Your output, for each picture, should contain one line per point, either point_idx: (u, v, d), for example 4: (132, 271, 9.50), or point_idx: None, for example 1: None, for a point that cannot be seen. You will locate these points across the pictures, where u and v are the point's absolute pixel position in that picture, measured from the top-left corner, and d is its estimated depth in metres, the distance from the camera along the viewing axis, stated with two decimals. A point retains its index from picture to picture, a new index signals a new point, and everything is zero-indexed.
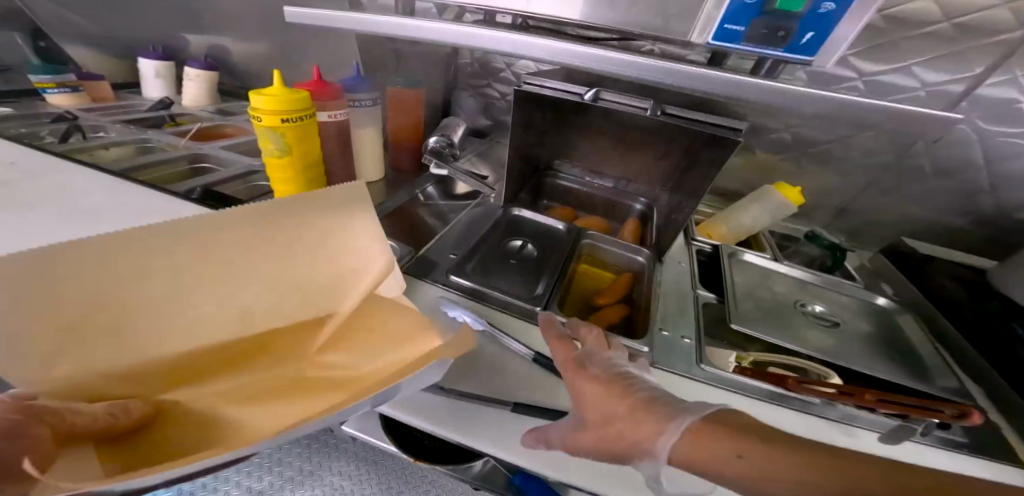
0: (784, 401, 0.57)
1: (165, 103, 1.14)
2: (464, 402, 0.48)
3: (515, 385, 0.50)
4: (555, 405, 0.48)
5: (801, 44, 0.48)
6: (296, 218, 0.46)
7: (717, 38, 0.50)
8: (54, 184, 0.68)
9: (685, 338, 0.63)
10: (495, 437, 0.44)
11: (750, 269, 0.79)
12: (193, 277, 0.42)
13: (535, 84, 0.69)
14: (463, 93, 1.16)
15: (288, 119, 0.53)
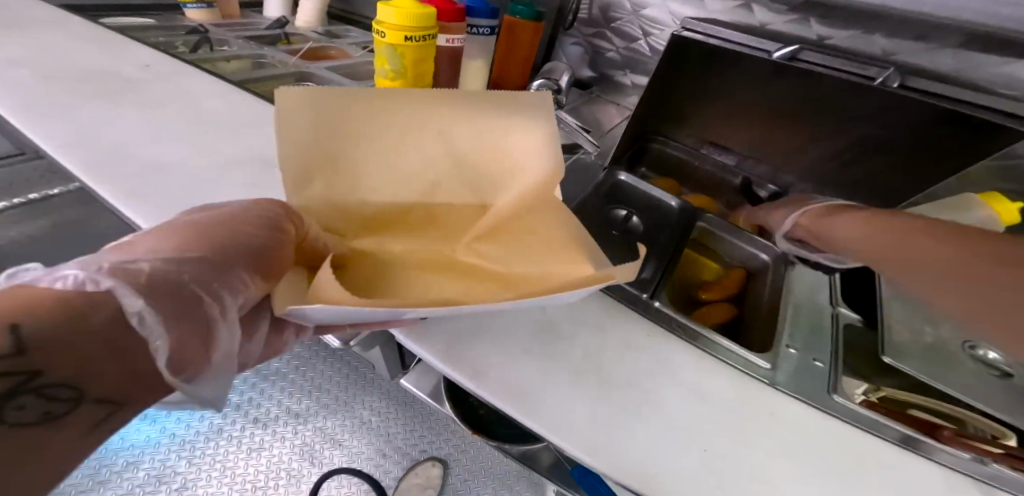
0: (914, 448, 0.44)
1: (281, 23, 1.15)
2: (528, 379, 0.46)
3: (592, 375, 0.47)
4: (621, 403, 0.45)
5: None
6: (491, 110, 0.45)
7: None
8: (181, 87, 0.71)
9: (817, 362, 0.51)
10: (552, 421, 0.42)
11: (903, 288, 0.62)
12: (402, 140, 0.45)
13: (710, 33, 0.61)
14: (569, 39, 1.03)
15: (412, 37, 0.49)
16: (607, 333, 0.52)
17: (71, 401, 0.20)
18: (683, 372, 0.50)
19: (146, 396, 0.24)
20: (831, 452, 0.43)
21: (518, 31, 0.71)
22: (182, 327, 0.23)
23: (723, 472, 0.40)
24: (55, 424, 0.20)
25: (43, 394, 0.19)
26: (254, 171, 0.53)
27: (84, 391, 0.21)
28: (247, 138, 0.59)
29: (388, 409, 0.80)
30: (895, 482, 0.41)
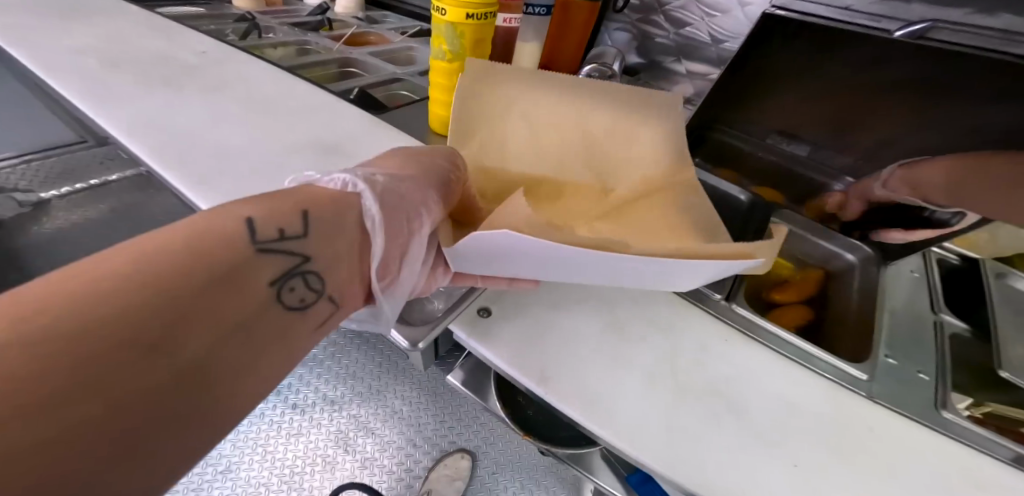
0: None
1: (322, 8, 1.10)
2: (599, 386, 0.42)
3: (671, 380, 0.44)
4: (704, 412, 0.41)
5: None
6: (621, 106, 0.54)
7: None
8: (233, 72, 0.70)
9: (922, 374, 0.46)
10: (630, 427, 0.39)
11: (1017, 301, 0.56)
12: (545, 121, 0.53)
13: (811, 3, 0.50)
14: (617, 23, 0.97)
15: (472, 15, 0.46)
16: (686, 337, 0.48)
17: (316, 288, 0.32)
18: (769, 381, 0.45)
19: (350, 307, 0.35)
20: (944, 474, 0.38)
21: (572, 10, 0.67)
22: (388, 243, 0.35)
23: (818, 489, 0.36)
24: (303, 310, 0.31)
25: (301, 277, 0.31)
26: (315, 157, 0.50)
27: (323, 286, 0.32)
28: (303, 123, 0.57)
29: (419, 399, 0.76)
30: None
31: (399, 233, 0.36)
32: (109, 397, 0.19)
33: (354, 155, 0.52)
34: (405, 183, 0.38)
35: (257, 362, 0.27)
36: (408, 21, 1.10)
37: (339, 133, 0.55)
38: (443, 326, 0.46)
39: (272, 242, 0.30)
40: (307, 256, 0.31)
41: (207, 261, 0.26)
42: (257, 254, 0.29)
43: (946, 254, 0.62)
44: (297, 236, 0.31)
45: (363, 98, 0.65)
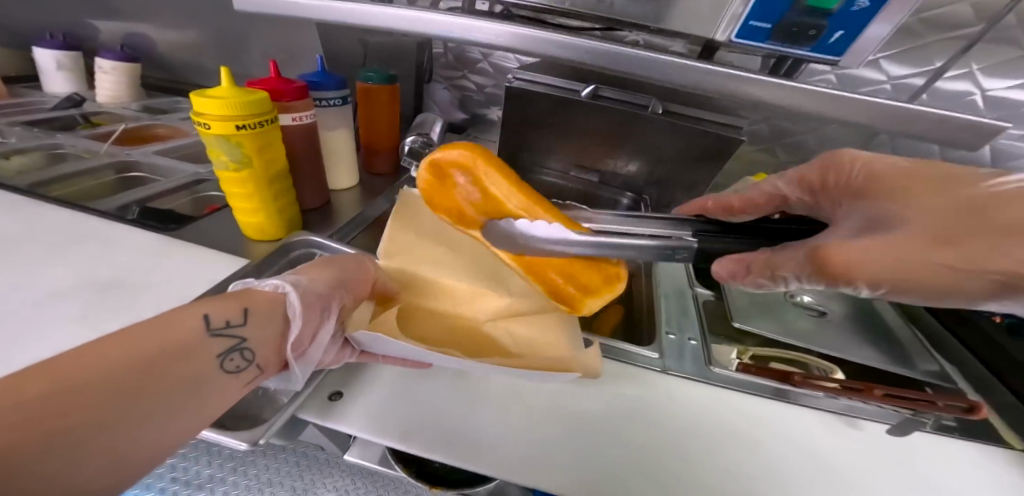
0: (789, 397, 0.56)
1: (74, 101, 0.98)
2: (465, 431, 0.45)
3: (525, 409, 0.49)
4: (557, 424, 0.48)
5: (829, 43, 0.46)
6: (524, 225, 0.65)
7: (740, 36, 0.46)
8: None
9: (692, 340, 0.63)
10: (495, 462, 0.42)
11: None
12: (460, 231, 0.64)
13: (525, 79, 0.72)
14: (438, 86, 1.04)
15: (245, 125, 0.43)
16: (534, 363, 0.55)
17: (249, 360, 0.36)
18: (596, 383, 0.54)
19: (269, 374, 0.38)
20: (727, 419, 0.52)
21: (373, 96, 0.72)
22: (305, 328, 0.39)
23: (648, 459, 0.46)
24: (237, 375, 0.35)
25: (239, 351, 0.35)
26: (85, 300, 0.43)
27: (257, 356, 0.36)
28: (67, 260, 0.48)
29: (356, 486, 0.60)
30: (770, 431, 0.52)
31: (314, 319, 0.40)
32: (72, 431, 0.25)
33: (143, 285, 0.46)
34: (318, 282, 0.43)
35: (180, 411, 0.31)
36: None
37: (119, 263, 0.49)
38: (287, 414, 0.41)
39: (218, 328, 0.34)
40: (247, 335, 0.36)
41: (151, 338, 0.31)
42: (209, 338, 0.34)
43: None
44: (237, 321, 0.35)
45: (149, 213, 0.59)
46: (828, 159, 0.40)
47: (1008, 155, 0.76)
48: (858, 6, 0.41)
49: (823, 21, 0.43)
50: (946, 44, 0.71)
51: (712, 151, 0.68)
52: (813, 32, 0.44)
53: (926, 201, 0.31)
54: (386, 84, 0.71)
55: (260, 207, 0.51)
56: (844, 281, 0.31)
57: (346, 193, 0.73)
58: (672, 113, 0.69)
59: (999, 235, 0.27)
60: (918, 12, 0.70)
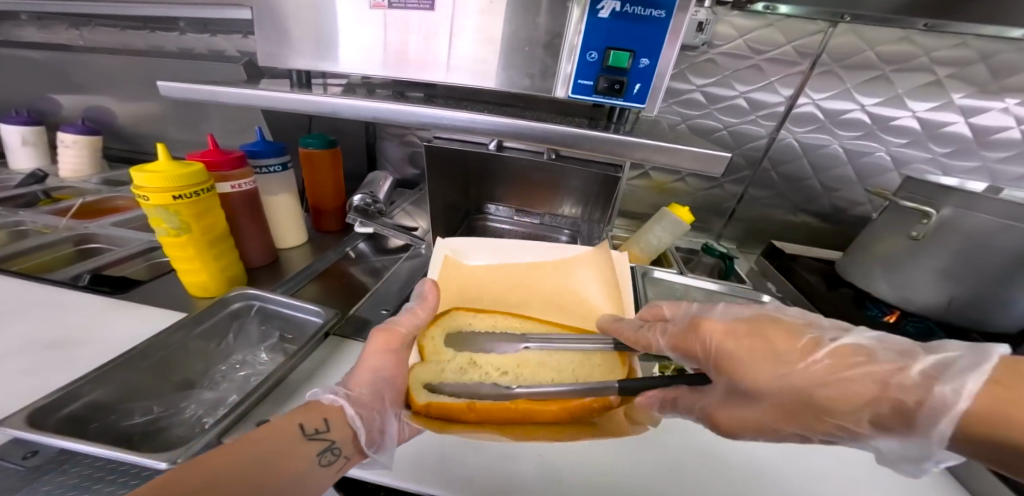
0: None
1: (37, 177, 1.02)
2: None
3: None
4: (481, 436, 0.52)
5: (634, 93, 0.56)
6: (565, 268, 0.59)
7: (575, 92, 0.57)
8: None
9: None
10: (412, 473, 0.46)
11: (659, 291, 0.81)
12: (503, 281, 0.59)
13: (445, 138, 0.81)
14: (388, 142, 1.16)
15: (181, 195, 0.50)
16: None
17: (337, 455, 0.38)
18: None
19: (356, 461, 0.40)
20: None
21: (315, 160, 0.80)
22: (373, 428, 0.41)
23: (558, 464, 0.49)
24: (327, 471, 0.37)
25: (331, 449, 0.38)
26: (31, 358, 0.47)
27: (344, 450, 0.39)
28: (18, 325, 0.53)
29: None
30: (677, 430, 0.56)
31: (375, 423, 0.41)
32: None
33: (87, 341, 0.50)
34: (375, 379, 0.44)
35: None
36: None
37: (67, 323, 0.53)
38: None
39: (311, 432, 0.37)
40: (334, 435, 0.38)
41: (258, 447, 0.35)
42: (304, 442, 0.37)
43: (622, 267, 0.87)
44: (323, 426, 0.38)
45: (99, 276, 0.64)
46: (687, 326, 0.45)
47: (874, 168, 0.86)
48: (643, 64, 0.54)
49: (622, 77, 0.55)
50: (791, 78, 0.81)
51: (607, 188, 0.79)
52: (618, 84, 0.55)
53: (764, 375, 0.38)
54: (326, 148, 0.80)
55: (203, 265, 0.57)
56: (732, 435, 0.42)
57: (295, 251, 0.80)
58: (567, 156, 0.79)
59: (818, 411, 0.37)
60: (760, 55, 0.80)
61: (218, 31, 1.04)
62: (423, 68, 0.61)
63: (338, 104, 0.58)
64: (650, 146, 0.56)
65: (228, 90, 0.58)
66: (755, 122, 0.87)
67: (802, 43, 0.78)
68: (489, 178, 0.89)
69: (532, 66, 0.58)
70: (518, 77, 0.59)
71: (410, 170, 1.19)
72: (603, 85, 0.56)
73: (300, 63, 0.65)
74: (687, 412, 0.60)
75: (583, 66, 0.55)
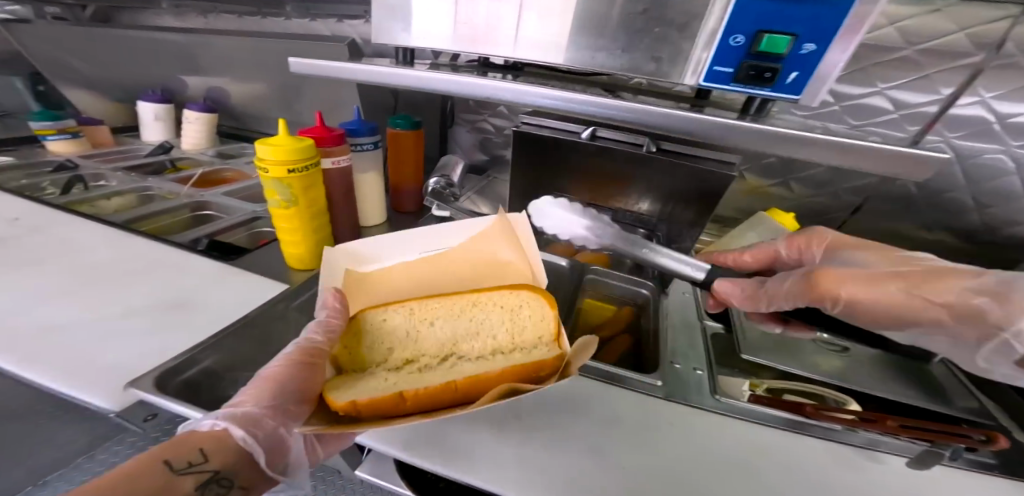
0: (803, 429, 0.54)
1: (165, 147, 1.15)
2: (462, 438, 0.47)
3: (528, 424, 0.50)
4: (560, 439, 0.49)
5: (787, 83, 0.50)
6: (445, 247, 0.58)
7: (708, 80, 0.52)
8: (58, 240, 0.67)
9: (697, 370, 0.63)
10: (486, 471, 0.44)
11: None
12: (423, 267, 0.57)
13: (534, 124, 0.77)
14: (461, 129, 1.18)
15: (295, 169, 0.53)
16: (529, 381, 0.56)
17: (228, 486, 0.33)
18: (598, 408, 0.54)
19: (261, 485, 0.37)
20: (732, 445, 0.51)
21: (401, 140, 0.82)
22: (274, 450, 0.37)
23: (644, 483, 0.45)
24: None
25: (216, 480, 0.33)
26: (162, 315, 0.52)
27: (236, 480, 0.34)
28: (151, 282, 0.58)
29: None
30: (780, 462, 0.49)
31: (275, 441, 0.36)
32: None
33: (205, 304, 0.55)
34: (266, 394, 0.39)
35: None
36: None
37: (188, 285, 0.58)
38: None
39: (183, 467, 0.31)
40: (217, 465, 0.33)
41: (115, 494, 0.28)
42: (176, 479, 0.31)
43: None
44: (201, 457, 0.33)
45: (215, 243, 0.69)
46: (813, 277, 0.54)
47: None
48: (806, 49, 0.47)
49: (778, 64, 0.48)
50: (954, 72, 0.68)
51: (717, 187, 0.70)
52: (770, 72, 0.49)
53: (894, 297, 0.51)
54: (412, 130, 0.81)
55: (303, 238, 0.60)
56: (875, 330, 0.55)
57: (375, 229, 0.82)
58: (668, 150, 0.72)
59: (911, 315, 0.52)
60: (916, 45, 0.68)
61: (319, 16, 1.10)
62: (536, 49, 0.58)
63: (459, 87, 0.57)
64: (795, 135, 0.51)
65: (356, 69, 0.58)
66: (893, 123, 0.75)
67: (979, 30, 0.65)
68: (554, 170, 0.87)
69: (658, 49, 0.53)
70: (642, 62, 0.55)
71: (479, 155, 1.21)
72: (748, 72, 0.50)
73: (418, 44, 0.64)
74: (786, 438, 0.53)
75: (723, 51, 0.50)
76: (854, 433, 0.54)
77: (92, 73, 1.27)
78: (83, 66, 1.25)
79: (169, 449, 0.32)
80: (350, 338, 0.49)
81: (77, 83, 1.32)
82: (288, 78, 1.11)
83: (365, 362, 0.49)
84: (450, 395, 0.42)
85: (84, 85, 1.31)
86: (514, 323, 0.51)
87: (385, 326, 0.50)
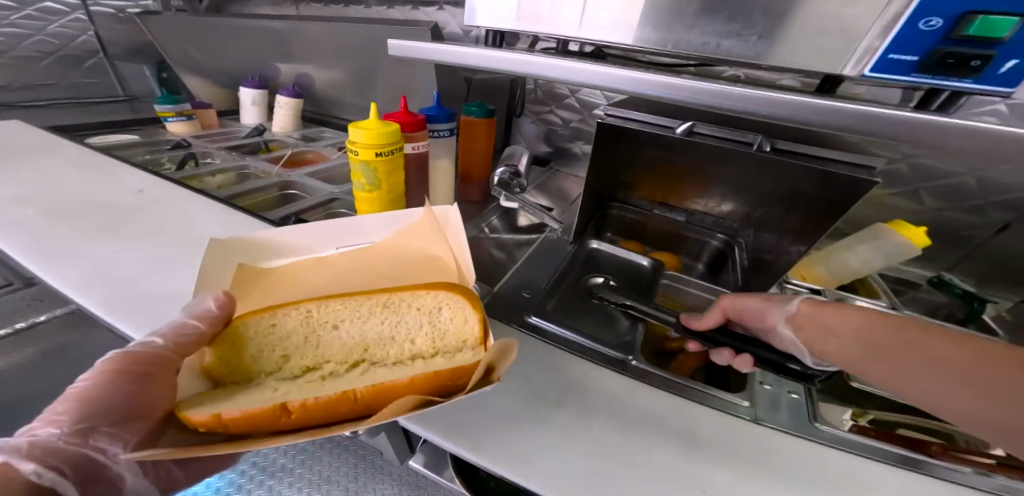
0: (922, 467, 0.47)
1: (259, 130, 1.25)
2: (536, 439, 0.46)
3: (608, 440, 0.47)
4: (640, 458, 0.46)
5: (999, 73, 0.37)
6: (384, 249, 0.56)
7: (875, 69, 0.42)
8: (177, 212, 0.75)
9: (792, 393, 0.57)
10: (558, 479, 0.42)
11: None
12: (333, 268, 0.54)
13: (622, 115, 0.69)
14: (525, 119, 1.16)
15: (382, 152, 0.55)
16: (603, 385, 0.54)
17: None
18: (677, 421, 0.51)
19: None
20: (834, 482, 0.45)
21: (474, 128, 0.82)
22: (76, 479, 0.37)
23: None
24: None
25: None
26: None
27: None
28: None
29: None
30: None
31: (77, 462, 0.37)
32: None
33: None
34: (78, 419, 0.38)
35: None
36: (341, 137, 1.28)
37: None
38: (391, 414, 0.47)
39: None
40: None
41: None
42: None
43: (799, 289, 0.76)
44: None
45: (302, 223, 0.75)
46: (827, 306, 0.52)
47: None
48: None
49: (992, 50, 0.36)
50: None
51: (849, 197, 0.59)
52: (978, 61, 0.36)
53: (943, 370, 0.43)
54: (485, 118, 0.81)
55: None
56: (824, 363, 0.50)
57: None
58: (787, 150, 0.62)
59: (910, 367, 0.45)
60: None
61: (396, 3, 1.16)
62: (597, 28, 0.56)
63: (561, 72, 0.52)
64: (1013, 133, 0.35)
65: (456, 50, 0.57)
66: None
67: None
68: (623, 161, 0.83)
69: (782, 32, 0.46)
70: (763, 48, 0.48)
71: (542, 147, 1.18)
72: (943, 60, 0.38)
73: (520, 26, 0.61)
74: (900, 476, 0.47)
75: (905, 36, 0.38)
76: (985, 477, 0.47)
77: (205, 61, 1.42)
78: (197, 55, 1.40)
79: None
80: (226, 348, 0.47)
81: (191, 70, 1.48)
82: (366, 66, 1.17)
83: (251, 370, 0.48)
84: (348, 405, 0.42)
85: (197, 73, 1.47)
86: (433, 328, 0.51)
87: (275, 332, 0.49)
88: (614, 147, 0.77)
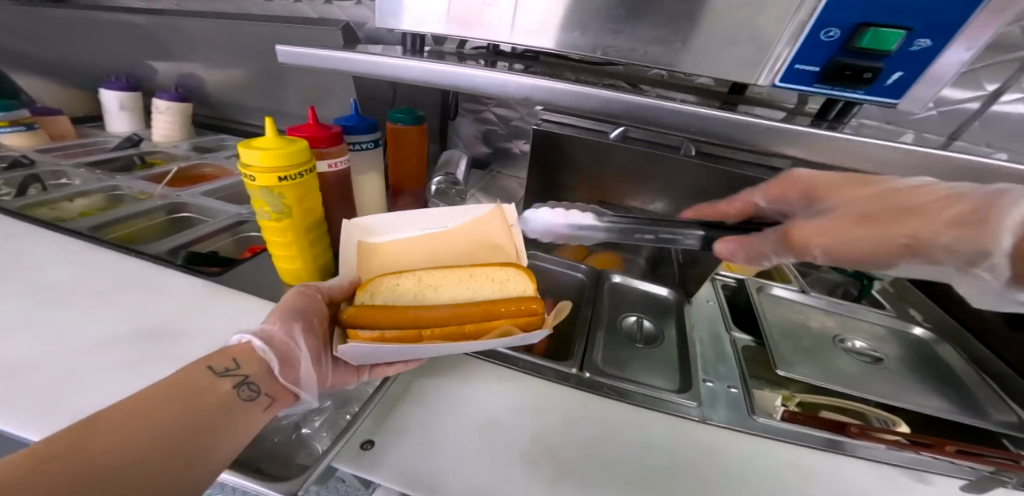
0: (840, 448, 0.52)
1: (133, 141, 1.05)
2: (491, 477, 0.42)
3: (564, 469, 0.44)
4: (595, 483, 0.43)
5: (886, 85, 0.45)
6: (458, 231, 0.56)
7: (785, 79, 0.47)
8: (12, 257, 0.59)
9: (732, 388, 0.60)
10: None
11: (777, 307, 0.81)
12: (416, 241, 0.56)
13: (553, 121, 0.71)
14: (461, 121, 1.10)
15: (287, 176, 0.48)
16: (560, 406, 0.52)
17: (257, 390, 0.38)
18: (630, 430, 0.50)
19: (282, 402, 0.40)
20: (766, 474, 0.47)
21: (402, 136, 0.75)
22: (288, 364, 0.41)
23: None
24: (255, 402, 0.38)
25: (247, 384, 0.38)
26: (136, 349, 0.45)
27: (263, 386, 0.39)
28: (124, 308, 0.51)
29: None
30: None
31: (284, 349, 0.42)
32: (102, 459, 0.28)
33: (187, 332, 0.48)
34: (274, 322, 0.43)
35: (211, 436, 0.34)
36: None
37: (171, 311, 0.52)
38: (326, 461, 0.38)
39: (222, 370, 0.38)
40: (247, 371, 0.39)
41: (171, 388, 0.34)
42: (216, 379, 0.37)
43: (726, 278, 0.87)
44: (233, 366, 0.39)
45: (192, 257, 0.63)
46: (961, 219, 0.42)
47: None
48: (918, 45, 0.42)
49: (880, 62, 0.42)
50: (1002, 67, 0.72)
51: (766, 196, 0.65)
52: (871, 73, 0.43)
53: (968, 230, 0.41)
54: (414, 125, 0.74)
55: (298, 253, 0.56)
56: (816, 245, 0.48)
57: None
58: (708, 153, 0.67)
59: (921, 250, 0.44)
60: None
61: None
62: (541, 34, 0.52)
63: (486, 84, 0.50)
64: None
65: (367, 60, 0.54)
66: (933, 122, 0.80)
67: None
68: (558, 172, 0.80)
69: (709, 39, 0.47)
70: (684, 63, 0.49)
71: (482, 148, 1.13)
72: (842, 70, 0.43)
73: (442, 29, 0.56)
74: (826, 460, 0.51)
75: (810, 46, 0.43)
76: (895, 452, 0.52)
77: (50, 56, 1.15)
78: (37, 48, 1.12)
79: (212, 356, 0.39)
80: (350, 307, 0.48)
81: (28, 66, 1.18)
82: (266, 63, 1.01)
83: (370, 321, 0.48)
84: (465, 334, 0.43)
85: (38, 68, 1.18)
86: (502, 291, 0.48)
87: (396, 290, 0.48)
88: (551, 156, 0.77)
